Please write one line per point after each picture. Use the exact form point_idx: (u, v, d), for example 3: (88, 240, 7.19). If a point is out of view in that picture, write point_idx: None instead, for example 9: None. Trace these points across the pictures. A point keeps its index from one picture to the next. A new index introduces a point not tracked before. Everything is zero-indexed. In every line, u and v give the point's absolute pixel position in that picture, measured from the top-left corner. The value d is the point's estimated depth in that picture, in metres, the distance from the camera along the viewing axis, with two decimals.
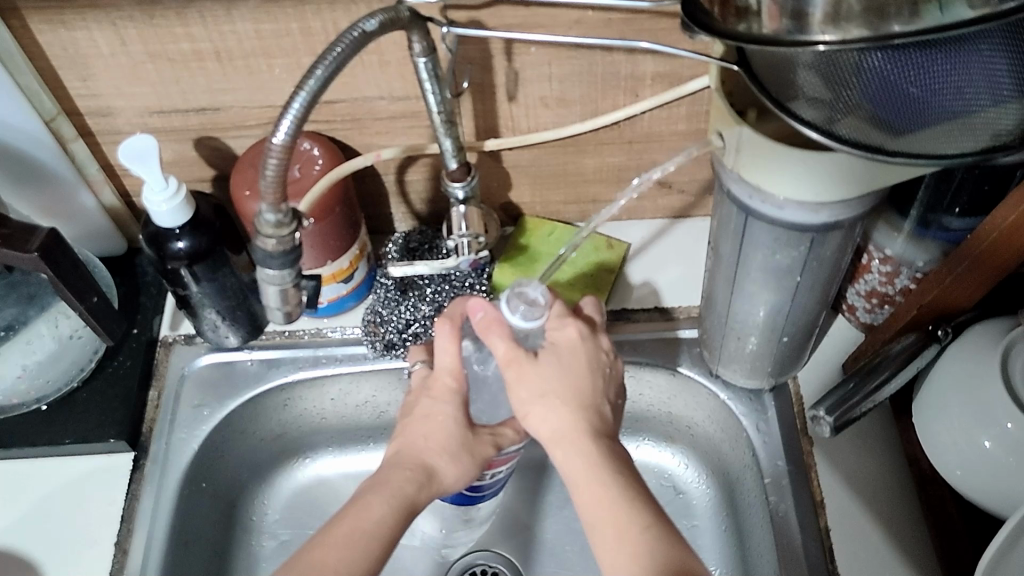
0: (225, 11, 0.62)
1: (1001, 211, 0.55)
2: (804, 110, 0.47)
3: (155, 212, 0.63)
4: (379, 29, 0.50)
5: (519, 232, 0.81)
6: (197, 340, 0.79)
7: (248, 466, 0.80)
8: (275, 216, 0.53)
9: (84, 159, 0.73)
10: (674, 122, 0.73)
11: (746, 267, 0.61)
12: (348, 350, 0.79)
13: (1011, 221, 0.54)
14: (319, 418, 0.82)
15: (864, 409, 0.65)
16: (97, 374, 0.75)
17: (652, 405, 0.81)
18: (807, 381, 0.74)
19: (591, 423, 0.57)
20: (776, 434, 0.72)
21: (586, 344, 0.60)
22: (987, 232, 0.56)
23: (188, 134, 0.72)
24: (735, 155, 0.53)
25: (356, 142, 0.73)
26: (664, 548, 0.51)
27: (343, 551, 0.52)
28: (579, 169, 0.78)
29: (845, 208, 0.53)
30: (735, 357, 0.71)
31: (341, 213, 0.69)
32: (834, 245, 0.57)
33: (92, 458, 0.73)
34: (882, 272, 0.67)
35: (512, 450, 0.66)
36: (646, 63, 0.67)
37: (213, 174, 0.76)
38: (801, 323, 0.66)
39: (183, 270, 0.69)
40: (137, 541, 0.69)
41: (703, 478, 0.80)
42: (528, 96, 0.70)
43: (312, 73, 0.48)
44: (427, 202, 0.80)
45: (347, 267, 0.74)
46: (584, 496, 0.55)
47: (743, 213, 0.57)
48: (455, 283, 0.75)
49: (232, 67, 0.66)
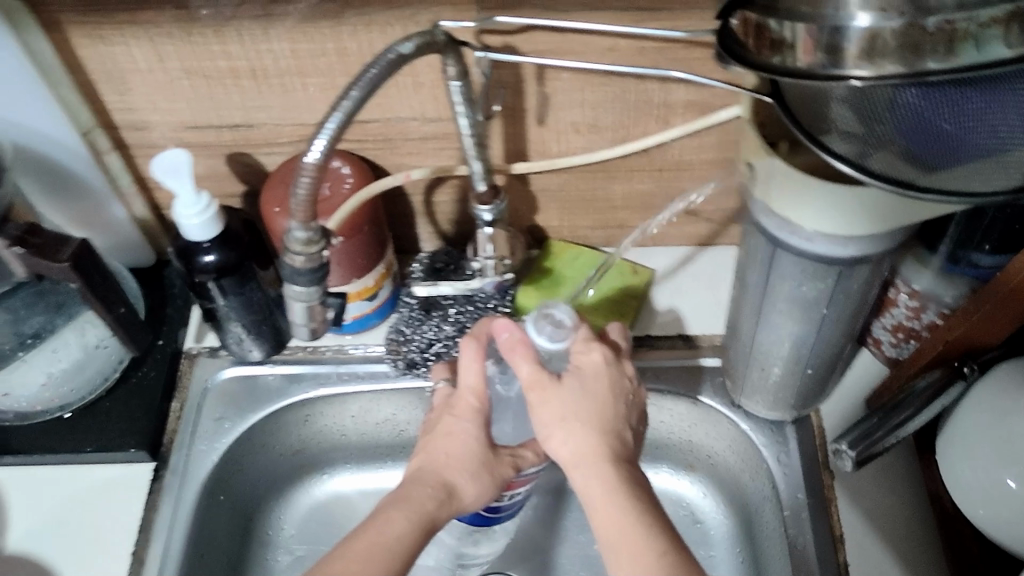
0: (262, 30, 0.63)
1: None
2: (837, 143, 0.47)
3: (185, 225, 0.64)
4: (414, 52, 0.51)
5: (544, 255, 0.81)
6: (220, 353, 0.79)
7: (266, 480, 0.81)
8: (304, 233, 0.52)
9: (117, 171, 0.73)
10: (703, 151, 0.73)
11: (771, 298, 0.61)
12: (369, 367, 0.79)
13: None
14: (339, 435, 0.82)
15: (886, 444, 0.65)
16: (120, 384, 0.76)
17: (672, 432, 0.81)
18: (829, 414, 0.73)
19: (612, 449, 0.57)
20: (797, 467, 0.72)
21: (611, 370, 0.60)
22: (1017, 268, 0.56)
23: (220, 149, 0.73)
24: (764, 187, 0.53)
25: (386, 162, 0.74)
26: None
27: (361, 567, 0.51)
28: (606, 194, 0.78)
29: (872, 243, 0.53)
30: (758, 387, 0.70)
31: (368, 231, 0.70)
32: (862, 278, 0.57)
33: (112, 467, 0.74)
34: (908, 306, 0.67)
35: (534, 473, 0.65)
36: (677, 92, 0.68)
37: (244, 190, 0.77)
38: (825, 356, 0.65)
39: (210, 283, 0.70)
40: (153, 551, 0.69)
41: (722, 508, 0.80)
42: (558, 121, 0.71)
43: (347, 94, 0.49)
44: (454, 223, 0.80)
45: (372, 284, 0.74)
46: (601, 522, 0.54)
47: (770, 243, 0.57)
48: (479, 305, 0.75)
49: (266, 85, 0.67)
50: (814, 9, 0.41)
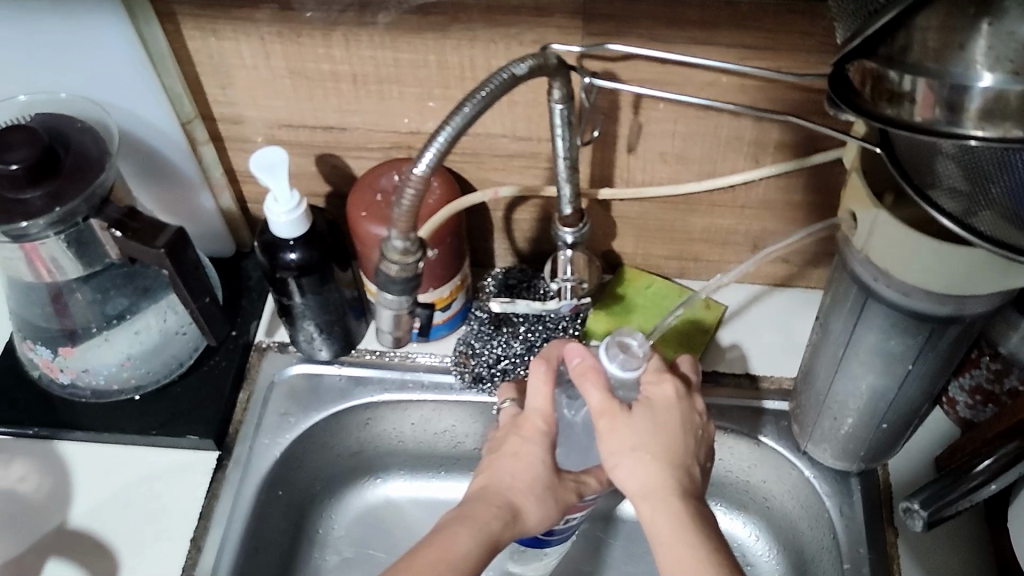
0: (369, 37, 0.64)
1: None
2: (943, 199, 0.47)
3: (274, 222, 0.66)
4: (527, 73, 0.51)
5: (617, 281, 0.81)
6: (290, 349, 0.80)
7: (322, 479, 0.81)
8: (403, 243, 0.52)
9: (210, 162, 0.75)
10: (790, 192, 0.72)
11: (855, 348, 0.60)
12: (435, 377, 0.79)
13: None
14: (397, 441, 0.83)
15: (959, 508, 0.63)
16: (194, 370, 0.77)
17: (731, 471, 0.80)
18: (897, 469, 0.72)
19: (680, 483, 0.57)
20: (860, 519, 0.71)
21: (682, 404, 0.60)
22: None
23: (311, 149, 0.74)
24: (866, 238, 0.52)
25: (471, 176, 0.74)
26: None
27: None
28: (686, 227, 0.77)
29: (973, 302, 0.52)
30: (828, 436, 0.69)
31: (450, 244, 0.70)
32: (953, 337, 0.56)
33: (177, 452, 0.75)
34: (991, 369, 0.66)
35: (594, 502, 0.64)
36: (772, 131, 0.67)
37: (328, 190, 0.78)
38: (903, 411, 0.64)
39: (289, 281, 0.71)
40: (211, 540, 0.70)
41: (775, 553, 0.79)
42: (648, 150, 0.71)
43: (459, 110, 0.49)
44: (530, 241, 0.80)
45: (447, 296, 0.75)
46: (668, 559, 0.54)
47: (863, 293, 0.56)
48: (549, 324, 0.75)
49: (365, 90, 0.68)
50: (940, 66, 0.39)
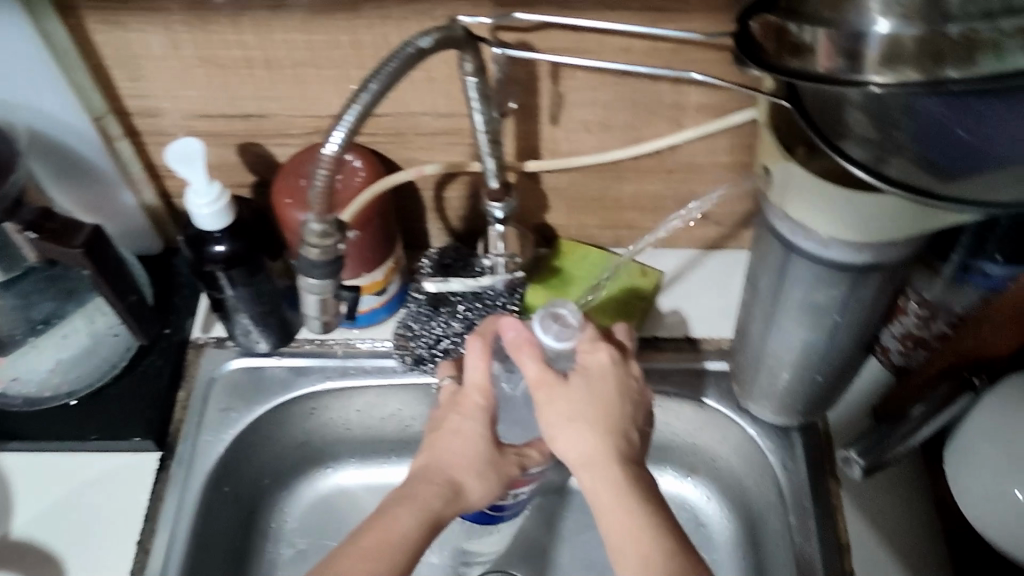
0: (279, 20, 0.63)
1: None
2: (852, 148, 0.47)
3: (197, 214, 0.65)
4: (433, 46, 0.51)
5: (553, 254, 0.81)
6: (227, 343, 0.79)
7: (271, 472, 0.80)
8: (321, 225, 0.51)
9: (128, 158, 0.74)
10: (715, 153, 0.73)
11: (784, 303, 0.61)
12: (377, 361, 0.79)
13: None
14: (345, 429, 0.82)
15: (895, 454, 0.66)
16: (127, 372, 0.76)
17: (678, 435, 0.81)
18: (836, 420, 0.73)
19: (618, 451, 0.57)
20: (802, 473, 0.71)
21: (617, 370, 0.60)
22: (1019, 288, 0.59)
23: (232, 138, 0.73)
24: (781, 191, 0.53)
25: (397, 156, 0.74)
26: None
27: (364, 564, 0.51)
28: (616, 194, 0.78)
29: (887, 250, 0.53)
30: (767, 392, 0.70)
31: (378, 226, 0.70)
32: (875, 287, 0.57)
33: (118, 455, 0.74)
34: (917, 315, 0.66)
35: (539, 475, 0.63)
36: (692, 93, 0.68)
37: (254, 180, 0.77)
38: (836, 363, 0.65)
39: (218, 274, 0.70)
40: (159, 541, 0.69)
41: (726, 512, 0.80)
42: (571, 120, 0.71)
43: (365, 87, 0.49)
44: (463, 219, 0.80)
45: (381, 279, 0.74)
46: (608, 524, 0.54)
47: (785, 250, 0.57)
48: (487, 302, 0.75)
49: (280, 75, 0.67)
50: (835, 14, 0.40)
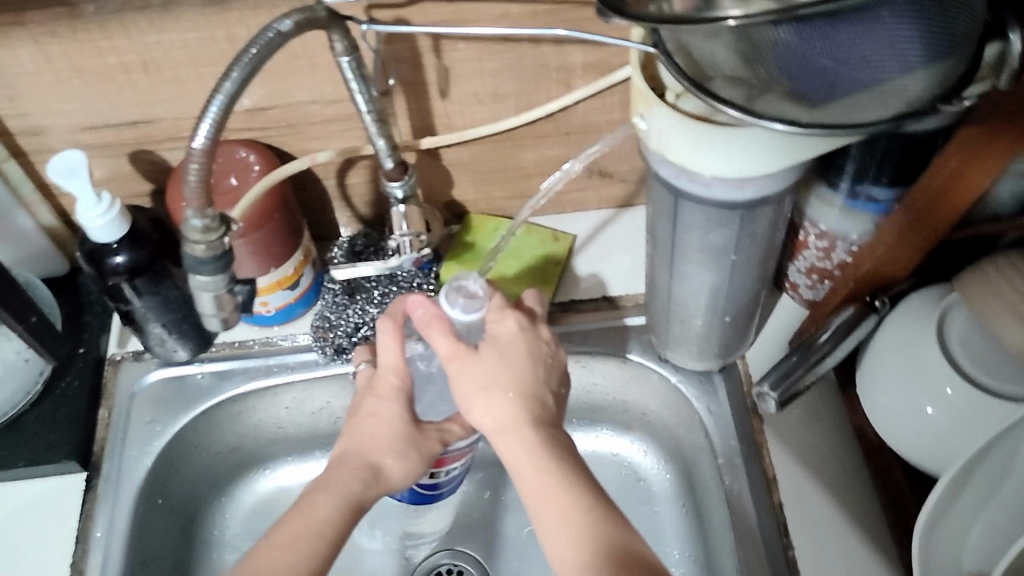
0: (148, 22, 0.62)
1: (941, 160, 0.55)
2: (723, 88, 0.49)
3: (90, 227, 0.64)
4: (294, 29, 0.50)
5: (464, 230, 0.81)
6: (145, 356, 0.78)
7: (206, 480, 0.80)
8: (202, 221, 0.52)
9: (18, 179, 0.72)
10: (609, 111, 0.73)
11: (683, 249, 0.62)
12: (300, 356, 0.78)
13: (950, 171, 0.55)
14: (277, 428, 0.82)
15: (806, 384, 0.67)
16: (45, 396, 0.74)
17: (607, 394, 0.81)
18: (755, 360, 0.74)
19: (531, 414, 0.57)
20: (727, 414, 0.73)
21: (526, 335, 0.61)
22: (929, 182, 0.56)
23: (122, 148, 0.71)
24: (659, 137, 0.53)
25: (292, 148, 0.73)
26: (600, 529, 0.51)
27: (286, 552, 0.51)
28: (518, 163, 0.78)
29: (769, 182, 0.54)
30: (682, 340, 0.71)
31: (280, 219, 0.69)
32: (764, 222, 0.58)
33: (45, 480, 0.73)
34: (819, 247, 0.68)
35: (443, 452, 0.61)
36: (576, 54, 0.68)
37: (152, 188, 0.76)
38: (742, 301, 0.66)
39: (124, 285, 0.69)
40: (93, 561, 0.69)
41: (662, 463, 0.81)
42: (461, 93, 0.71)
43: (227, 76, 0.48)
44: (371, 205, 0.80)
45: (292, 273, 0.74)
46: (525, 486, 0.54)
47: (673, 195, 0.57)
48: (402, 283, 0.75)
49: (160, 78, 0.66)
50: None
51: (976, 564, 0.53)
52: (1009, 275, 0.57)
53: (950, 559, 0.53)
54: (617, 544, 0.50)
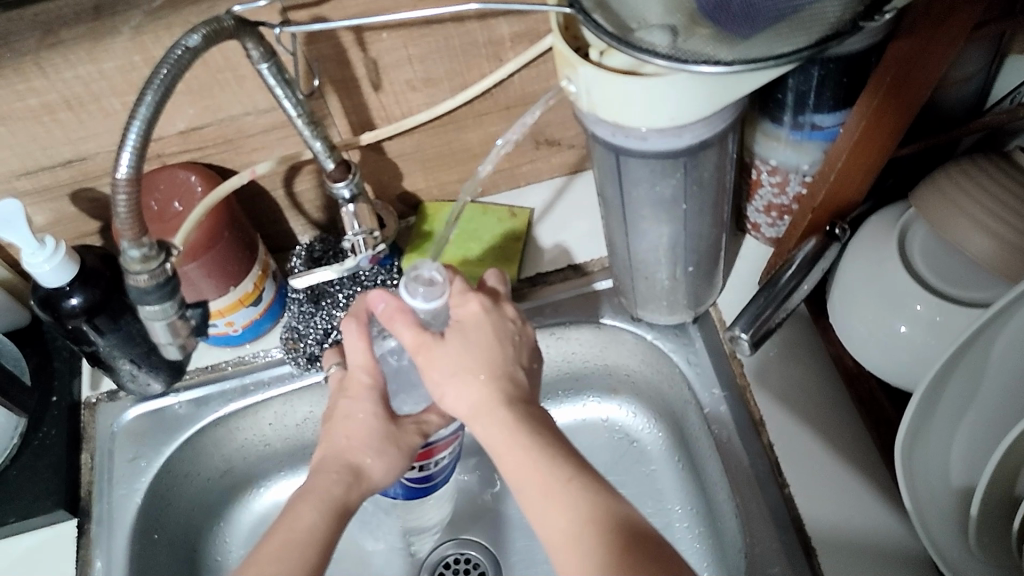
0: (62, 57, 0.60)
1: (882, 66, 0.54)
2: (650, 37, 0.48)
3: (38, 273, 0.63)
4: (203, 43, 0.49)
5: (421, 219, 0.80)
6: (120, 395, 0.78)
7: (201, 508, 0.79)
8: (139, 250, 0.51)
9: None
10: (545, 79, 0.72)
11: (633, 206, 0.61)
12: (274, 371, 0.78)
13: (893, 75, 0.53)
14: (264, 445, 0.81)
15: (778, 320, 0.66)
16: (24, 449, 0.73)
17: (587, 360, 0.81)
18: (726, 305, 0.74)
19: (505, 392, 0.57)
20: (707, 363, 0.73)
21: (490, 317, 0.61)
22: (873, 91, 0.55)
23: (61, 189, 0.70)
24: (589, 97, 0.52)
25: (233, 163, 0.72)
26: (586, 497, 0.51)
27: (274, 564, 0.50)
28: (464, 144, 0.77)
29: (705, 127, 0.53)
30: (650, 296, 0.71)
31: (231, 236, 0.68)
32: (711, 165, 0.58)
33: (37, 532, 0.72)
34: (772, 183, 0.68)
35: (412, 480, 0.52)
36: (502, 26, 0.67)
37: (99, 225, 0.75)
38: (702, 248, 0.66)
39: (84, 326, 0.67)
40: None
41: (652, 422, 0.81)
42: (393, 83, 0.70)
43: (141, 100, 0.47)
44: (322, 209, 0.79)
45: (253, 289, 0.73)
46: (505, 464, 0.54)
47: (614, 153, 0.56)
48: (365, 282, 0.74)
49: (87, 113, 0.65)
50: None
51: (963, 479, 0.54)
52: (965, 186, 0.56)
53: (937, 480, 0.54)
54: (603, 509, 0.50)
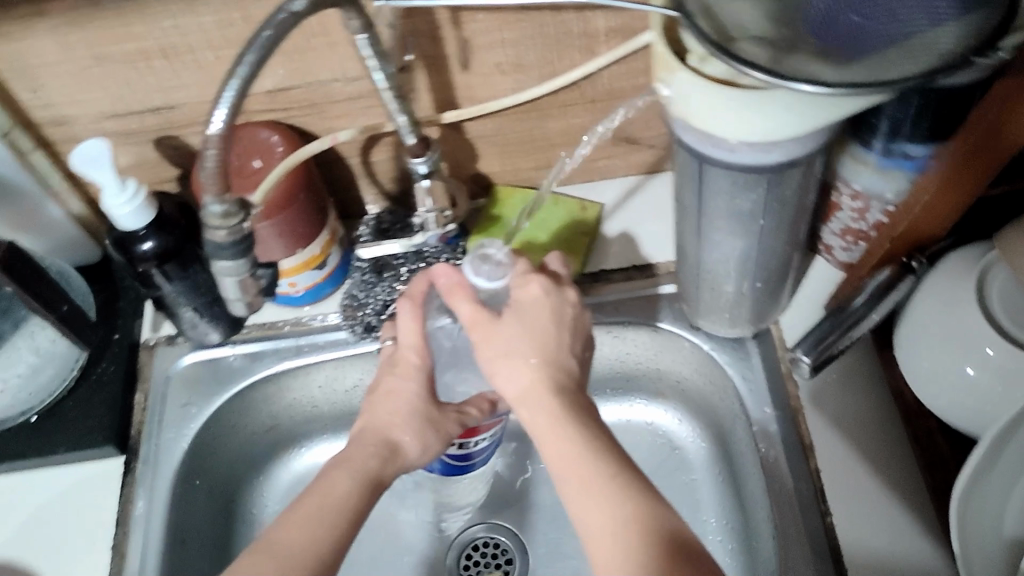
0: (164, 6, 0.61)
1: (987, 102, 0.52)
2: (751, 50, 0.47)
3: (117, 215, 0.64)
4: (307, 8, 0.48)
5: (491, 202, 0.81)
6: (179, 340, 0.79)
7: (243, 460, 0.81)
8: (221, 207, 0.52)
9: (48, 171, 0.72)
10: (634, 76, 0.72)
11: (710, 215, 0.60)
12: (329, 335, 0.78)
13: (998, 112, 0.51)
14: (311, 406, 0.82)
15: (842, 347, 0.66)
16: (82, 382, 0.75)
17: (639, 362, 0.81)
18: (790, 324, 0.73)
19: (554, 380, 0.57)
20: (763, 381, 0.72)
21: (550, 300, 0.61)
22: (974, 128, 0.53)
23: (146, 134, 0.72)
24: (683, 103, 0.52)
25: (316, 127, 0.73)
26: (629, 500, 0.51)
27: (305, 527, 0.51)
28: (544, 133, 0.77)
29: (796, 145, 0.52)
30: (714, 307, 0.70)
31: (306, 199, 0.69)
32: (795, 183, 0.57)
33: (85, 464, 0.73)
34: (853, 208, 0.67)
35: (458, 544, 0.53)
36: (598, 19, 0.66)
37: (178, 173, 0.76)
38: (773, 266, 0.65)
39: (153, 270, 0.69)
40: (133, 542, 0.69)
41: (697, 431, 0.81)
42: (482, 64, 0.70)
43: (242, 60, 0.47)
44: (395, 181, 0.79)
45: (319, 253, 0.74)
46: (550, 456, 0.54)
47: (698, 161, 0.56)
48: (429, 259, 0.75)
49: (181, 63, 0.66)
50: None
51: (1017, 532, 0.52)
52: None
53: (988, 527, 0.53)
54: (642, 514, 0.50)
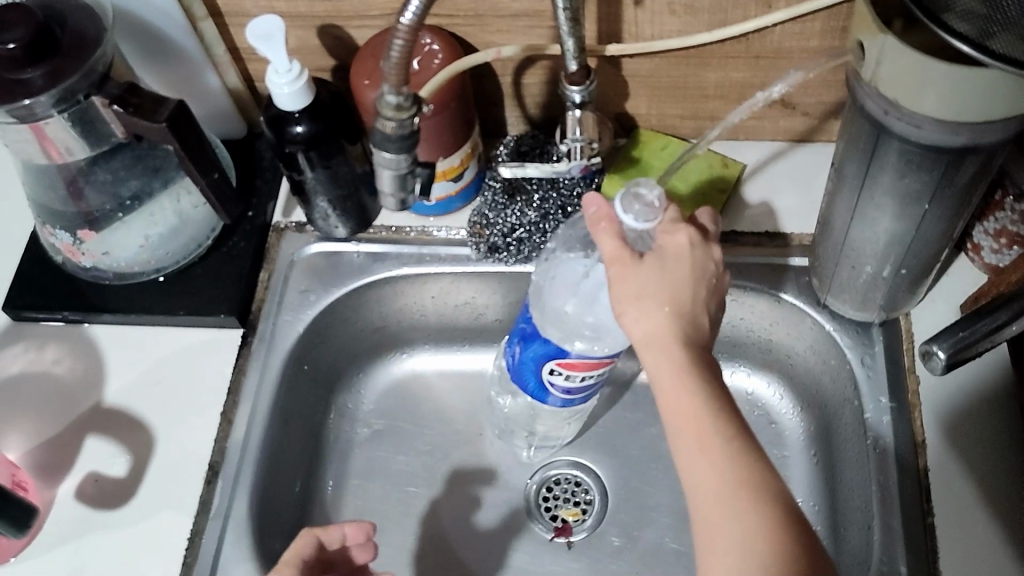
0: None
1: None
2: (958, 23, 0.45)
3: (277, 93, 0.65)
4: None
5: (632, 144, 0.80)
6: (307, 228, 0.80)
7: (347, 354, 0.83)
8: (395, 98, 0.53)
9: (212, 39, 0.74)
10: (806, 38, 0.70)
11: (871, 189, 0.59)
12: (452, 249, 0.79)
13: None
14: (420, 315, 0.84)
15: (984, 349, 0.60)
16: (212, 252, 0.77)
17: (752, 331, 0.80)
18: (921, 318, 0.71)
19: (683, 333, 0.56)
20: (881, 371, 0.70)
21: (694, 252, 0.59)
22: None
23: (313, 19, 0.72)
24: (875, 67, 0.50)
25: (476, 39, 0.73)
26: (743, 461, 0.50)
27: None
28: (699, 82, 0.75)
29: (987, 131, 0.50)
30: (848, 286, 0.69)
31: (455, 108, 0.69)
32: (970, 172, 0.55)
33: (202, 330, 0.76)
34: (1014, 212, 0.64)
35: (343, 528, 0.62)
36: None
37: (334, 63, 0.77)
38: (921, 254, 0.63)
39: (299, 154, 0.70)
40: (241, 413, 0.72)
41: (796, 408, 0.80)
42: (655, 2, 0.68)
43: None
44: (541, 106, 0.79)
45: (458, 165, 0.74)
46: (666, 402, 0.54)
47: (875, 129, 0.54)
48: (563, 190, 0.74)
49: None
50: None
51: None
52: None
53: None
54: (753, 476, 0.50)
